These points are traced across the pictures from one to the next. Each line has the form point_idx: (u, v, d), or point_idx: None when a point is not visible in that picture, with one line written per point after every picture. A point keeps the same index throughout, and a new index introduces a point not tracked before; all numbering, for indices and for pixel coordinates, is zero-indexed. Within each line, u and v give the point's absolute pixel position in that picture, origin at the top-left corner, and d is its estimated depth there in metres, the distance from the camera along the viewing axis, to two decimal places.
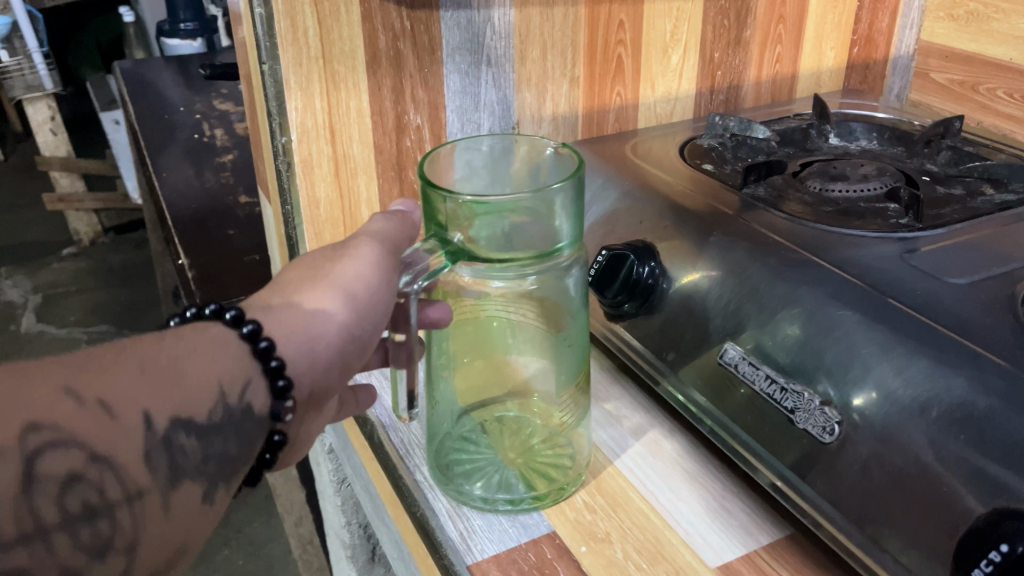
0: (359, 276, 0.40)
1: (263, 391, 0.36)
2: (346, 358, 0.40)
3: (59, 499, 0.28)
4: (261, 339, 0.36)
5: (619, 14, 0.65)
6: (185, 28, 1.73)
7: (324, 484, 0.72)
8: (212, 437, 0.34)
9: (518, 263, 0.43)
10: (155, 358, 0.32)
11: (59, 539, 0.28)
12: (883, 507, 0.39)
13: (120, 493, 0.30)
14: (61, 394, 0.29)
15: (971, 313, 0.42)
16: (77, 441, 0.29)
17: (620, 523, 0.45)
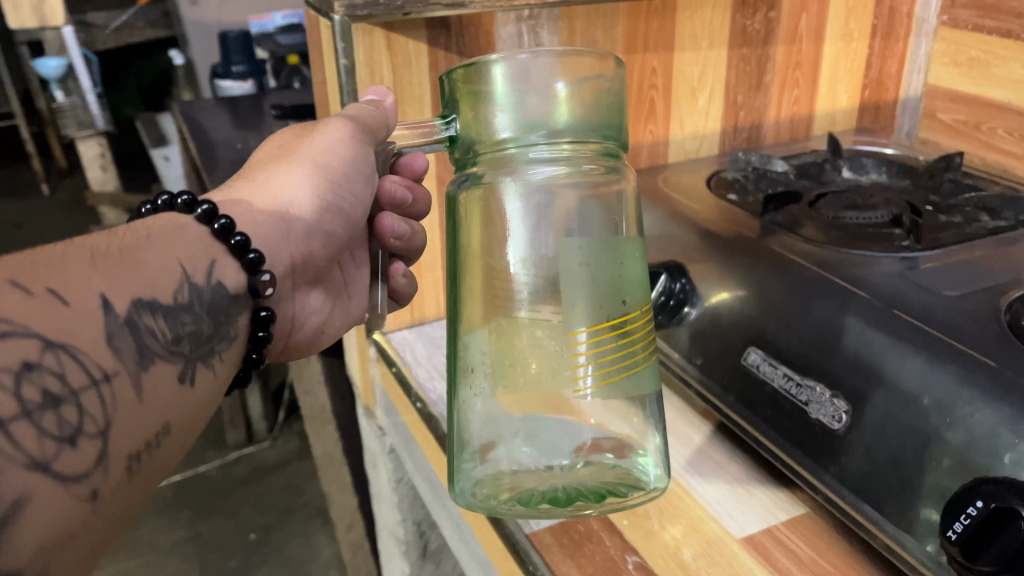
0: (329, 151, 0.48)
1: (234, 267, 0.42)
2: (330, 224, 0.49)
3: (15, 387, 0.29)
4: (218, 219, 0.42)
5: (652, 62, 0.73)
6: (237, 70, 1.85)
7: (382, 484, 0.81)
8: (180, 315, 0.37)
9: (517, 139, 0.42)
10: (109, 246, 0.36)
11: (20, 428, 0.29)
12: (882, 483, 0.46)
13: (84, 379, 0.31)
14: (7, 284, 0.31)
15: (961, 320, 0.49)
16: (27, 329, 0.30)
17: (657, 502, 0.52)
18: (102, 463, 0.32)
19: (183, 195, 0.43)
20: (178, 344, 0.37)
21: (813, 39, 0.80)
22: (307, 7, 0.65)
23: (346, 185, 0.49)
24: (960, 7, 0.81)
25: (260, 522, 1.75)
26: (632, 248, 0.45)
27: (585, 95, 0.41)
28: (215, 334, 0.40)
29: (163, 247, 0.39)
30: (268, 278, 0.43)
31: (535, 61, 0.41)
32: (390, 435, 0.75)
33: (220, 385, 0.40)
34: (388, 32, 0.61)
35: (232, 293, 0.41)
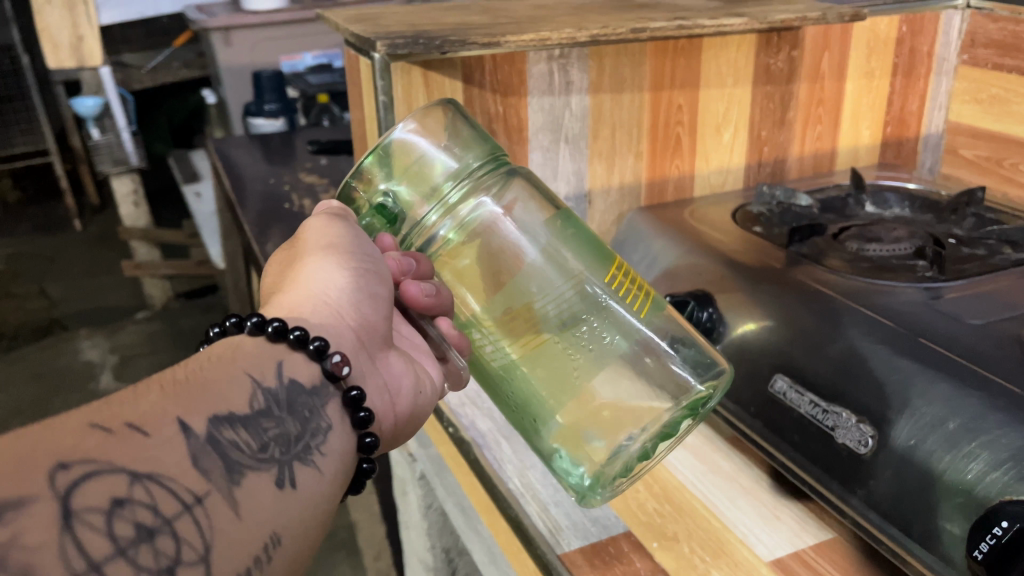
0: (329, 235, 0.46)
1: (303, 362, 0.40)
2: (374, 289, 0.46)
3: (106, 527, 0.28)
4: (269, 323, 0.40)
5: (678, 99, 0.76)
6: (269, 109, 1.89)
7: (412, 511, 0.84)
8: (259, 422, 0.36)
9: (440, 194, 0.49)
10: (180, 374, 0.35)
11: (116, 568, 0.28)
12: (909, 506, 0.47)
13: (175, 505, 0.31)
14: (85, 428, 0.30)
15: (985, 347, 0.50)
16: (112, 465, 0.29)
17: (686, 525, 0.53)
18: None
19: (231, 317, 0.42)
20: (266, 452, 0.36)
21: (836, 78, 0.82)
22: (347, 46, 0.69)
23: (364, 255, 0.47)
24: (980, 47, 0.84)
25: None
26: (577, 221, 0.53)
27: (459, 134, 0.50)
28: (305, 431, 0.38)
29: (231, 361, 0.38)
30: (339, 356, 0.41)
31: (410, 126, 0.48)
32: (420, 460, 0.77)
33: (328, 482, 0.38)
34: (424, 70, 0.64)
35: (309, 387, 0.40)
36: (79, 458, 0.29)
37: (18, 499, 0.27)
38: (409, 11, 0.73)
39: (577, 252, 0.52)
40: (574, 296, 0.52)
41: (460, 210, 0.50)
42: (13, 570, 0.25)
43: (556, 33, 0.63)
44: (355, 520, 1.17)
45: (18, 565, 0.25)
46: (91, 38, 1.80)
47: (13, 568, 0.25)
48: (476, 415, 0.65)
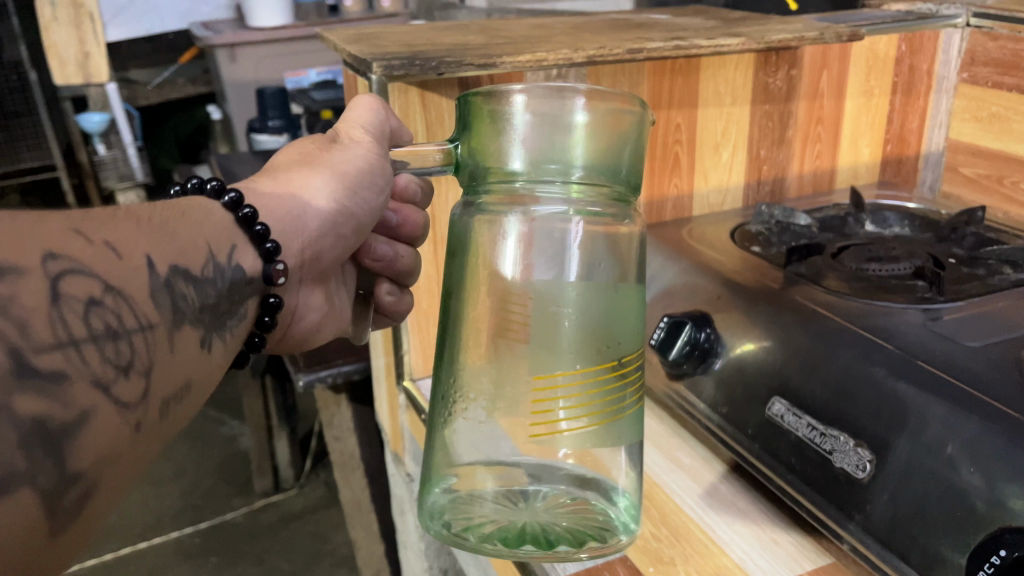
0: (347, 160, 0.49)
1: (252, 257, 0.43)
2: (342, 228, 0.50)
3: (84, 316, 0.32)
4: (243, 207, 0.44)
5: (676, 118, 0.76)
6: (273, 125, 1.90)
7: (411, 531, 0.84)
8: (205, 286, 0.40)
9: (533, 172, 0.42)
10: (151, 212, 0.38)
11: (89, 350, 0.31)
12: (906, 532, 0.47)
13: (134, 323, 0.34)
14: (70, 232, 0.33)
15: (982, 369, 0.49)
16: (92, 271, 0.33)
17: (683, 550, 0.53)
18: (146, 398, 0.34)
19: (212, 182, 0.45)
20: (202, 313, 0.39)
21: (835, 96, 0.82)
22: (346, 68, 0.69)
23: (360, 193, 0.49)
24: (979, 65, 0.83)
25: (286, 570, 1.74)
26: (632, 295, 0.45)
27: (605, 133, 0.41)
28: (229, 308, 0.42)
29: (195, 225, 0.41)
30: (282, 267, 0.45)
31: (570, 97, 0.40)
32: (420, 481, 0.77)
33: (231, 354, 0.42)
34: (422, 90, 0.64)
35: (248, 276, 0.43)
36: (67, 254, 0.32)
37: (17, 267, 0.30)
38: (409, 31, 0.74)
39: (591, 309, 0.45)
40: (581, 337, 0.45)
41: (536, 190, 0.43)
42: (12, 319, 0.29)
43: (552, 54, 0.63)
44: (354, 539, 1.17)
45: (16, 316, 0.29)
46: (98, 56, 1.81)
47: (11, 316, 0.29)
48: None
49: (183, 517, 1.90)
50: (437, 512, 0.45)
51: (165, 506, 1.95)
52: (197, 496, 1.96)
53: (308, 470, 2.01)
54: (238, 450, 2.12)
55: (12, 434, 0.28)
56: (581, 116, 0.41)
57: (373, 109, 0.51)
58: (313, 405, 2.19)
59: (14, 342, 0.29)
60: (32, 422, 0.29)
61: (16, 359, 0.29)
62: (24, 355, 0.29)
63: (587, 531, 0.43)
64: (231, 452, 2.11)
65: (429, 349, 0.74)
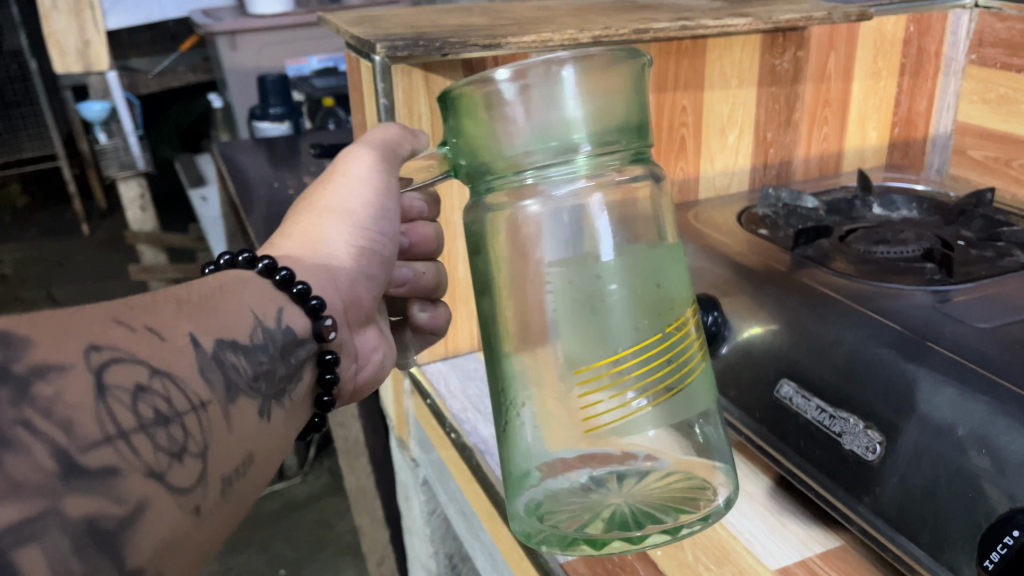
0: (354, 198, 0.49)
1: (300, 315, 0.43)
2: (371, 267, 0.50)
3: (132, 405, 0.30)
4: (262, 260, 0.44)
5: (682, 100, 0.75)
6: (275, 113, 1.88)
7: (416, 516, 0.85)
8: (257, 355, 0.39)
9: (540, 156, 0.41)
10: (189, 294, 0.38)
11: (138, 439, 0.30)
12: (916, 515, 0.46)
13: (185, 404, 0.33)
14: (110, 322, 0.32)
15: (992, 351, 0.49)
16: (135, 356, 0.32)
17: (690, 532, 0.52)
18: (203, 480, 0.33)
19: (244, 252, 0.45)
20: (257, 381, 0.39)
21: (842, 78, 0.82)
22: (348, 50, 0.68)
23: (376, 225, 0.50)
24: (988, 46, 0.82)
25: (292, 557, 1.75)
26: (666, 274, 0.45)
27: (599, 99, 0.40)
28: (287, 375, 0.42)
29: (237, 296, 0.40)
30: (330, 322, 0.45)
31: (563, 67, 0.39)
32: (425, 465, 0.78)
33: (287, 421, 0.41)
34: (426, 72, 0.63)
35: (302, 336, 0.43)
36: (109, 344, 0.31)
37: (59, 363, 0.29)
38: (411, 12, 0.73)
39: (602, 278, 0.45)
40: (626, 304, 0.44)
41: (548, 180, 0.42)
42: (56, 421, 0.28)
43: (557, 34, 0.62)
44: (358, 524, 1.17)
45: (61, 416, 0.28)
46: (99, 44, 1.80)
47: (55, 417, 0.28)
48: (478, 421, 0.66)
49: None
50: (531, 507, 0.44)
51: None
52: None
53: (312, 456, 2.01)
54: None
55: (64, 539, 0.26)
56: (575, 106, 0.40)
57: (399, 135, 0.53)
58: None
59: (59, 443, 0.27)
60: (84, 523, 0.27)
61: (63, 460, 0.27)
62: (70, 454, 0.28)
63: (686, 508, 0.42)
64: None
65: (434, 334, 0.74)
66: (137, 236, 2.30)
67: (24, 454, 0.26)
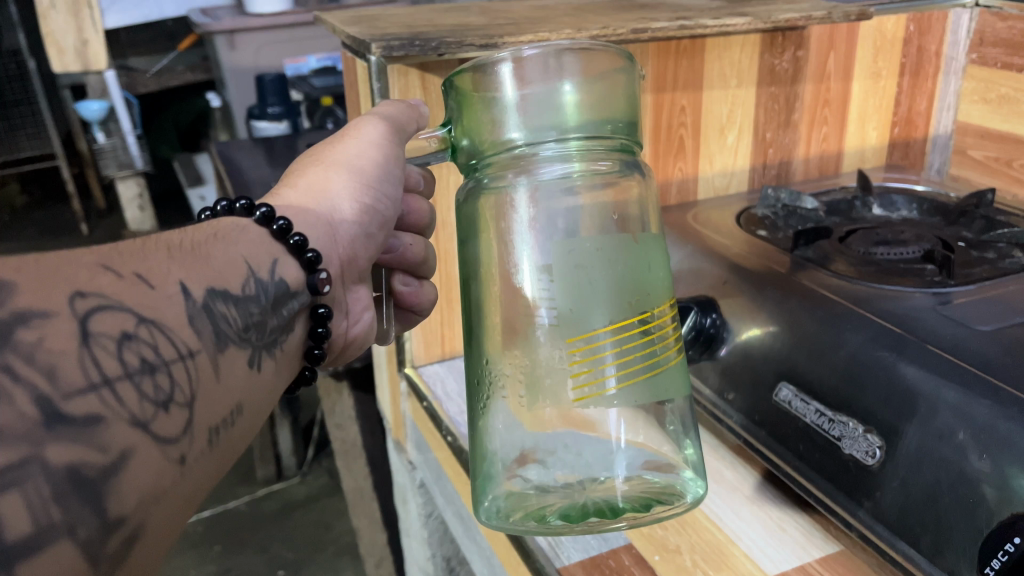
0: (361, 154, 0.48)
1: (293, 267, 0.43)
2: (370, 227, 0.50)
3: (117, 353, 0.30)
4: (259, 209, 0.43)
5: (681, 100, 0.74)
6: (273, 112, 1.87)
7: (413, 519, 0.84)
8: (248, 304, 0.38)
9: (534, 137, 0.41)
10: (182, 239, 0.37)
11: (123, 388, 0.29)
12: (918, 521, 0.46)
13: (172, 352, 0.32)
14: (98, 268, 0.32)
15: (994, 354, 0.48)
16: (122, 305, 0.31)
17: (688, 537, 0.52)
18: (190, 430, 0.32)
19: (241, 200, 0.44)
20: (247, 332, 0.38)
21: (841, 77, 0.81)
22: (346, 51, 0.68)
23: (381, 187, 0.49)
24: (988, 45, 0.82)
25: (290, 559, 1.74)
26: (649, 253, 0.44)
27: (596, 87, 0.41)
28: (279, 326, 0.41)
29: (230, 245, 0.40)
30: (326, 275, 0.44)
31: (564, 53, 0.40)
32: (422, 469, 0.77)
33: (279, 379, 0.41)
34: (422, 72, 0.63)
35: (295, 288, 0.42)
36: (94, 291, 0.30)
37: (42, 311, 0.28)
38: (408, 12, 0.72)
39: (585, 269, 0.43)
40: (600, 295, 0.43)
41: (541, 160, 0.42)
42: (38, 367, 0.27)
43: (555, 33, 0.61)
44: (356, 528, 1.17)
45: (44, 363, 0.27)
46: (96, 43, 1.80)
47: (39, 364, 0.27)
48: None
49: None
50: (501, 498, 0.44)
51: None
52: None
53: (310, 457, 2.00)
54: None
55: (46, 485, 0.26)
56: (571, 89, 0.40)
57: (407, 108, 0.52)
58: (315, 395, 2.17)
59: (42, 390, 0.27)
60: (67, 472, 0.27)
61: (46, 408, 0.27)
62: (54, 404, 0.27)
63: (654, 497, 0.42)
64: None
65: (431, 337, 0.73)
66: (135, 236, 2.29)
67: (6, 402, 0.26)
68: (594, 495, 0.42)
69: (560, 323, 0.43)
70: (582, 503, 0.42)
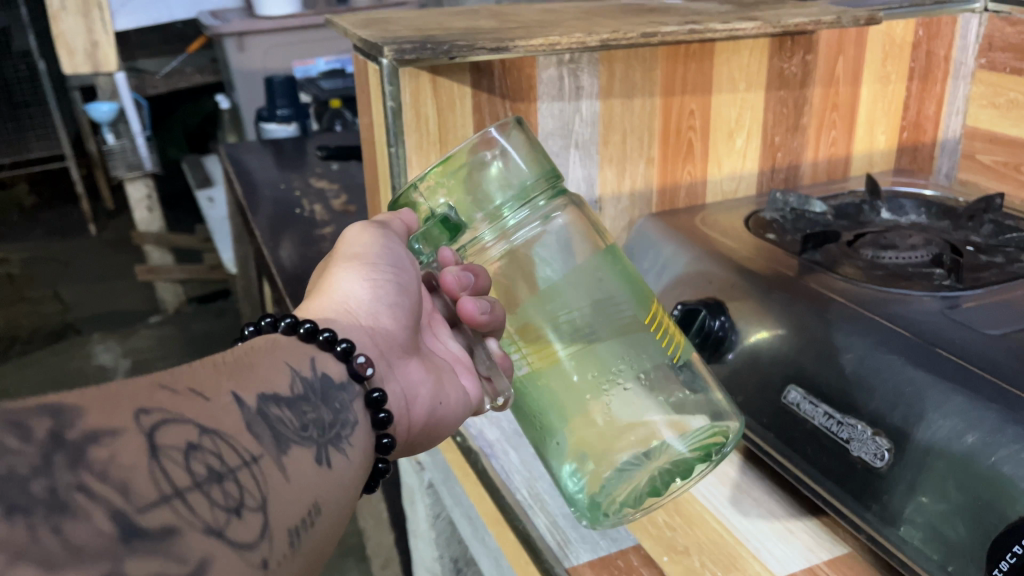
0: (363, 245, 0.49)
1: (332, 361, 0.42)
2: (400, 307, 0.49)
3: (185, 464, 0.29)
4: (284, 319, 0.43)
5: (690, 104, 0.75)
6: (281, 114, 1.88)
7: (420, 520, 0.85)
8: (300, 406, 0.38)
9: (495, 216, 0.48)
10: (225, 358, 0.37)
11: (194, 498, 0.29)
12: (932, 528, 0.46)
13: (236, 458, 0.32)
14: (155, 385, 0.31)
15: (1002, 358, 0.48)
16: (183, 417, 0.31)
17: (696, 538, 0.52)
18: (267, 534, 0.31)
19: (267, 318, 0.44)
20: (306, 431, 0.37)
21: (850, 82, 0.81)
22: (356, 53, 0.68)
23: (392, 269, 0.49)
24: (997, 50, 0.82)
25: None
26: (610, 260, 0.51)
27: (524, 150, 0.47)
28: (335, 420, 0.40)
29: (270, 355, 0.40)
30: (364, 359, 0.43)
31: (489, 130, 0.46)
32: (430, 469, 0.78)
33: (354, 470, 0.39)
34: (433, 75, 0.63)
35: (339, 381, 0.42)
36: (155, 406, 0.30)
37: (111, 428, 0.28)
38: (418, 16, 0.73)
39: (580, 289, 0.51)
40: (591, 312, 0.50)
41: (509, 232, 0.49)
42: (111, 484, 0.26)
43: (565, 37, 0.62)
44: (362, 526, 1.17)
45: (116, 480, 0.26)
46: (106, 45, 1.81)
47: (110, 480, 0.26)
48: (483, 426, 0.66)
49: None
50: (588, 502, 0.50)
51: None
52: None
53: None
54: None
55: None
56: (499, 164, 0.47)
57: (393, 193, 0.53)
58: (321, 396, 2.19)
59: (116, 506, 0.26)
60: None
61: (122, 523, 0.26)
62: (127, 518, 0.26)
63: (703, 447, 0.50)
64: None
65: None
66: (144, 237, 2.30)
67: (84, 520, 0.25)
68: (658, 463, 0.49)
69: (582, 337, 0.50)
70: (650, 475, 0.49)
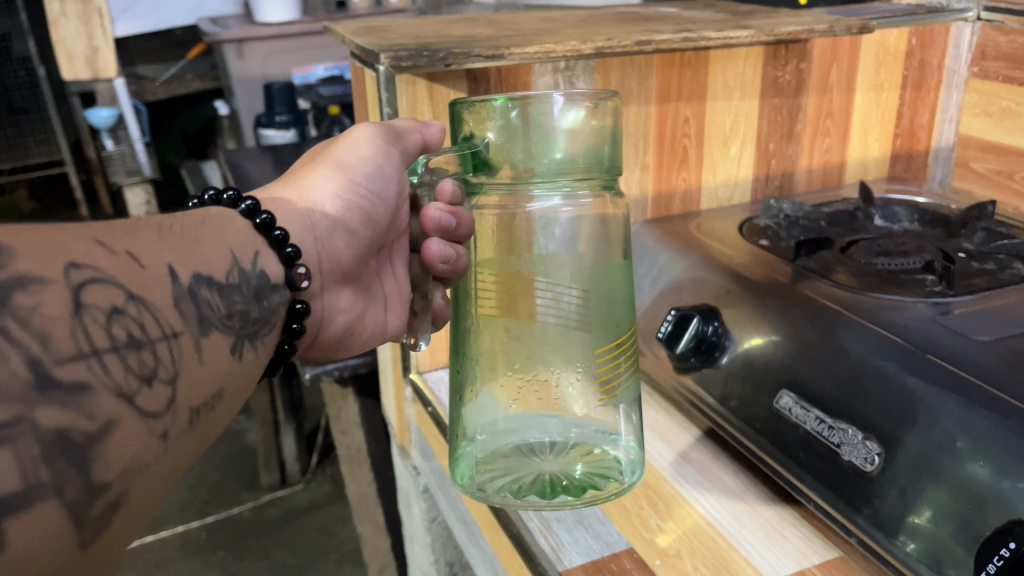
0: (355, 154, 0.51)
1: (274, 261, 0.44)
2: (355, 224, 0.52)
3: (105, 326, 0.32)
4: (245, 201, 0.46)
5: (685, 111, 0.75)
6: (280, 120, 1.89)
7: (417, 524, 0.85)
8: (231, 293, 0.40)
9: (521, 173, 0.46)
10: (172, 224, 0.39)
11: (110, 360, 0.31)
12: (918, 530, 0.46)
13: (158, 331, 0.34)
14: (92, 242, 0.33)
15: (992, 363, 0.49)
16: (113, 280, 0.33)
17: (689, 543, 0.52)
18: (171, 407, 0.34)
19: (228, 192, 0.47)
20: (230, 319, 0.40)
21: (844, 90, 0.82)
22: (354, 60, 0.69)
23: (369, 188, 0.51)
24: (991, 59, 0.82)
25: (292, 565, 1.74)
26: (620, 273, 0.50)
27: (593, 136, 0.44)
28: (260, 317, 0.43)
29: (218, 234, 0.42)
30: (304, 271, 0.46)
31: (567, 101, 0.43)
32: (427, 474, 0.78)
33: (260, 362, 0.42)
34: (430, 82, 0.64)
35: (275, 281, 0.44)
36: (88, 264, 0.32)
37: (39, 277, 0.30)
38: (417, 24, 0.73)
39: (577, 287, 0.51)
40: (576, 310, 0.51)
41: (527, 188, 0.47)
42: (32, 332, 0.29)
43: (560, 45, 0.62)
44: (360, 533, 1.17)
45: (37, 329, 0.29)
46: (106, 51, 1.82)
47: (32, 329, 0.29)
48: None
49: (191, 512, 1.90)
50: (465, 465, 0.50)
51: (173, 501, 1.95)
52: (204, 492, 1.95)
53: (314, 465, 2.01)
54: (245, 445, 2.11)
55: (35, 445, 0.28)
56: (559, 135, 0.44)
57: (417, 125, 0.56)
58: (319, 403, 2.20)
59: (34, 354, 0.29)
60: (55, 434, 0.29)
61: (37, 372, 0.29)
62: (44, 367, 0.29)
63: (592, 480, 0.48)
64: (238, 447, 2.11)
65: (437, 344, 0.74)
66: None
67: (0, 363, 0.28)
68: (540, 475, 0.48)
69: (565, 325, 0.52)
70: (525, 476, 0.48)
